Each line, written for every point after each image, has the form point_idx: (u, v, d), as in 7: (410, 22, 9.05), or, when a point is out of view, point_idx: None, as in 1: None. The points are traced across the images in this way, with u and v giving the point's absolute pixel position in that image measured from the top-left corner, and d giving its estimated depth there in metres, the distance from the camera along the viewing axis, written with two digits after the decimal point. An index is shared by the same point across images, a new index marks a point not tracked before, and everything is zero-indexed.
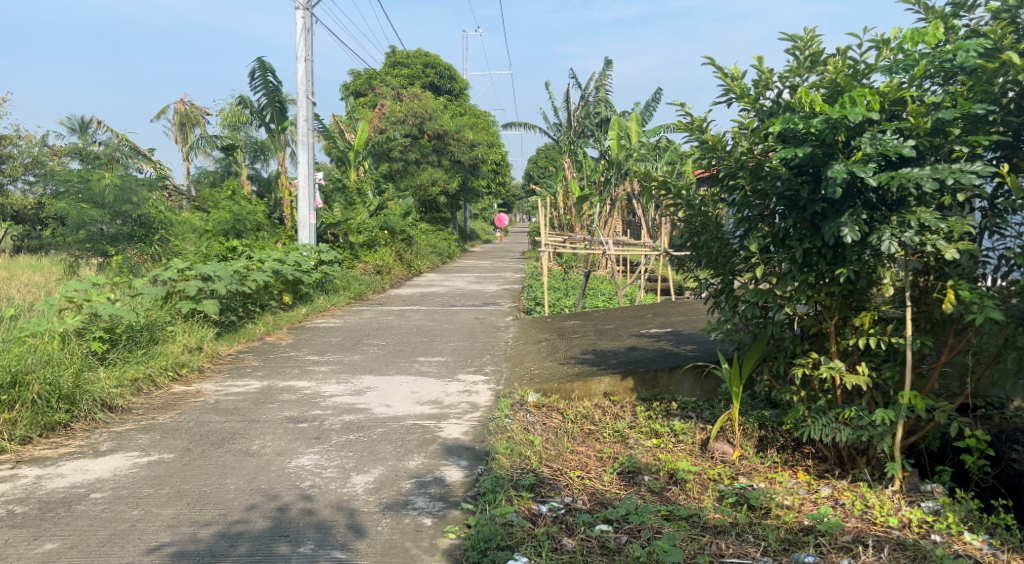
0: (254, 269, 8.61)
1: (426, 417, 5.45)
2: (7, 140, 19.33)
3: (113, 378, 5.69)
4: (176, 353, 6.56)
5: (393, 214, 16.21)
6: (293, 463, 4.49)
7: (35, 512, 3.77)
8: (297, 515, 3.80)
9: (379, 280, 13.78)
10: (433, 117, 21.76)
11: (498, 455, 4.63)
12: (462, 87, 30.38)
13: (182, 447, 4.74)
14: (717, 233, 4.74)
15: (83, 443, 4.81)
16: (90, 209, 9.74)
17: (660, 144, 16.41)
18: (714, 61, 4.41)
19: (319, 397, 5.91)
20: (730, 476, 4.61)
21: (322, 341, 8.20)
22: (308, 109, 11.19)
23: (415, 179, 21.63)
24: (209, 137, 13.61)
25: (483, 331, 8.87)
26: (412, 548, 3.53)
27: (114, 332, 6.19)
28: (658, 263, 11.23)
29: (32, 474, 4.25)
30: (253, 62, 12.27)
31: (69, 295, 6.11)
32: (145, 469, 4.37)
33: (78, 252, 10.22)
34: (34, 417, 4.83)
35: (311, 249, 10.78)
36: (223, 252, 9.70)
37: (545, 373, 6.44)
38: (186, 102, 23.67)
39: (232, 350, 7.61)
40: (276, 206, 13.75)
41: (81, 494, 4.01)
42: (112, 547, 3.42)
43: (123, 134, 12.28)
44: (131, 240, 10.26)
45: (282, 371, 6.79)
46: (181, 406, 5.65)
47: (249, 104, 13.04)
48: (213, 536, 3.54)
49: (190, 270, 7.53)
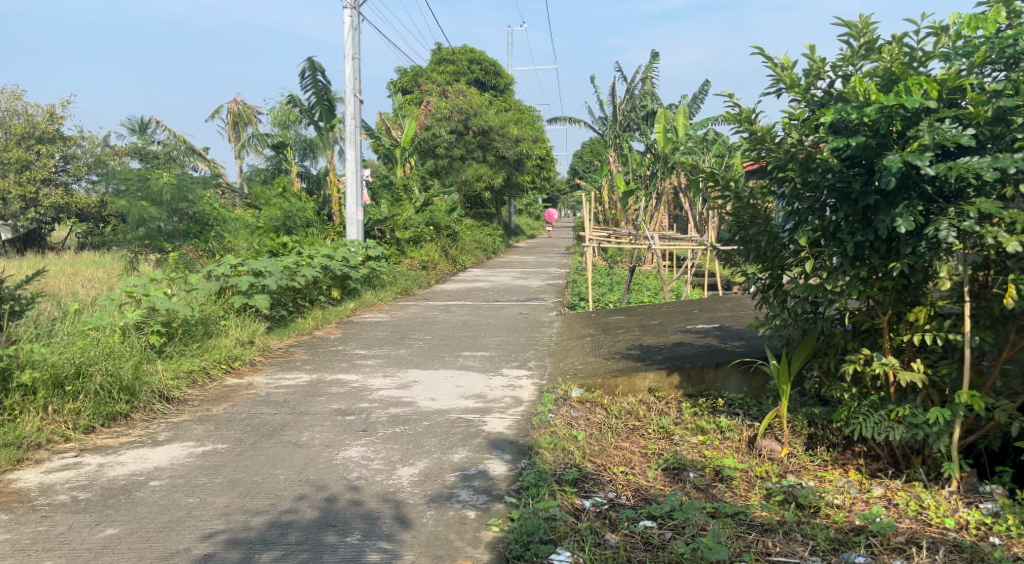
0: (304, 265, 8.80)
1: (470, 411, 5.50)
2: (71, 141, 20.18)
3: (170, 371, 5.89)
4: (229, 347, 6.76)
5: (438, 210, 16.35)
6: (340, 455, 4.59)
7: (98, 498, 3.93)
8: (344, 506, 3.89)
9: (424, 275, 13.91)
10: (478, 113, 21.85)
11: (542, 449, 4.65)
12: (507, 82, 30.42)
13: (235, 438, 4.88)
14: (766, 227, 4.66)
15: (142, 433, 5.00)
16: (149, 207, 10.07)
17: (707, 137, 16.18)
18: (763, 50, 4.35)
19: (366, 391, 6.01)
20: (777, 473, 4.54)
21: (368, 336, 8.33)
22: (356, 107, 11.35)
23: (460, 175, 21.74)
24: (261, 136, 13.94)
25: (527, 326, 8.90)
26: (455, 540, 3.58)
27: (170, 325, 6.40)
28: (705, 258, 11.06)
29: (95, 462, 4.44)
30: (303, 62, 12.50)
31: (129, 289, 6.34)
32: (200, 458, 4.53)
33: (138, 249, 10.59)
34: (97, 407, 5.04)
35: (358, 245, 10.93)
36: (274, 248, 9.93)
37: (589, 369, 6.43)
38: (238, 102, 24.31)
39: (282, 344, 7.79)
40: (325, 202, 13.99)
41: (140, 481, 4.17)
42: (169, 533, 3.55)
43: (180, 135, 12.67)
44: (187, 237, 10.57)
45: (330, 364, 6.93)
46: (234, 398, 5.82)
47: (298, 103, 13.29)
48: (264, 524, 3.65)
49: (242, 265, 7.72)
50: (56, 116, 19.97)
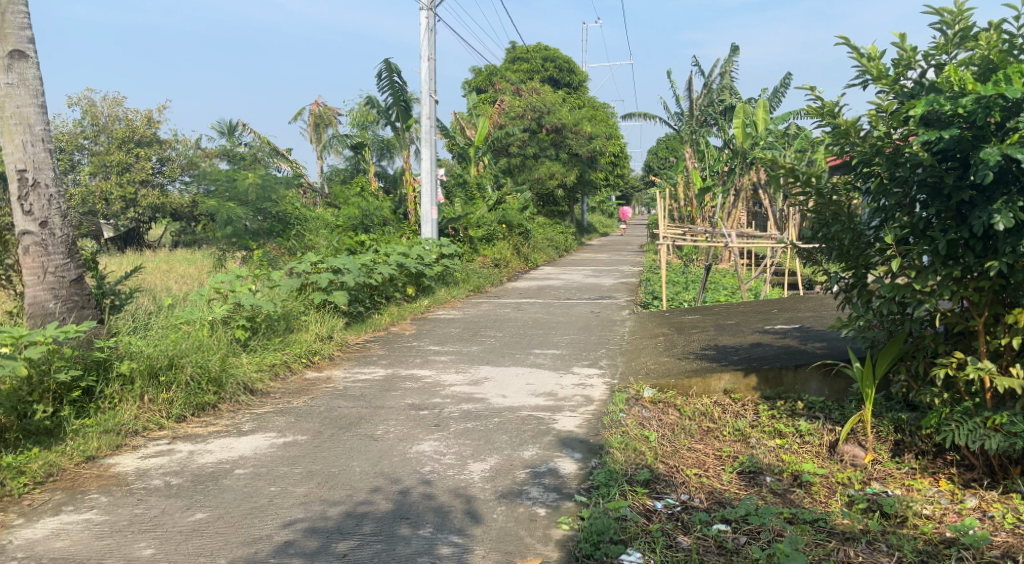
0: (380, 262, 9.01)
1: (541, 408, 5.51)
2: (166, 144, 21.26)
3: (254, 363, 6.14)
4: (309, 342, 6.99)
5: (511, 208, 16.44)
6: (413, 449, 4.68)
7: (188, 484, 4.12)
8: (417, 499, 3.96)
9: (496, 273, 14.02)
10: (552, 110, 21.85)
11: (613, 449, 4.62)
12: (582, 79, 30.29)
13: (314, 430, 5.04)
14: (850, 224, 4.48)
15: (228, 423, 5.22)
16: (236, 207, 10.43)
17: (788, 132, 15.70)
18: (848, 41, 4.20)
19: (438, 386, 6.11)
20: (861, 481, 4.37)
21: (442, 332, 8.46)
22: (431, 108, 11.53)
23: (533, 173, 21.80)
24: (340, 137, 14.34)
25: (599, 325, 8.85)
26: (525, 536, 3.60)
27: (255, 320, 6.67)
28: (785, 256, 10.74)
29: (185, 450, 4.66)
30: (381, 64, 12.77)
31: (217, 285, 6.62)
32: (282, 449, 4.69)
33: (226, 247, 11.07)
34: (187, 397, 5.29)
35: (432, 243, 11.10)
36: (352, 246, 10.21)
37: (663, 368, 6.34)
38: (320, 104, 25.05)
39: (359, 339, 8.00)
40: (400, 201, 14.28)
41: (227, 469, 4.36)
42: (253, 519, 3.69)
43: (265, 137, 13.18)
44: (272, 235, 10.97)
45: (404, 359, 7.07)
46: (314, 391, 6.01)
47: (376, 104, 13.60)
48: (341, 515, 3.75)
49: (322, 263, 7.96)
50: (153, 120, 21.09)
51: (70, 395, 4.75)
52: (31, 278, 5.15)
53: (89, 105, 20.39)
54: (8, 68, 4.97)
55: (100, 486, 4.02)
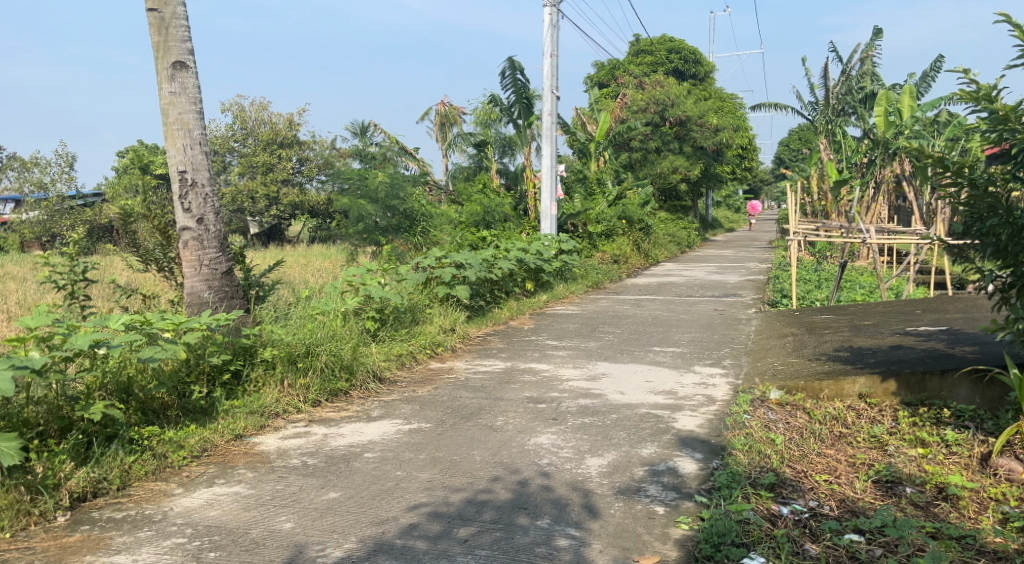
0: (501, 257, 9.18)
1: (661, 406, 5.44)
2: (305, 145, 22.56)
3: (382, 353, 6.43)
4: (433, 333, 7.23)
5: (632, 203, 16.26)
6: (532, 441, 4.75)
7: (323, 465, 4.38)
8: (535, 490, 4.02)
9: (616, 268, 13.92)
10: (677, 103, 21.40)
11: (736, 450, 4.50)
12: (709, 70, 29.43)
13: (437, 419, 5.22)
14: (1008, 218, 4.13)
15: (359, 408, 5.50)
16: (367, 205, 11.00)
17: (938, 119, 14.58)
18: (1010, 18, 3.88)
19: (556, 380, 6.16)
20: (1016, 497, 4.02)
21: (561, 327, 8.51)
22: (553, 104, 11.58)
23: (656, 167, 21.43)
24: (464, 135, 14.71)
25: (723, 323, 8.61)
26: (644, 534, 3.57)
27: (383, 312, 6.99)
28: (932, 253, 10.00)
29: (320, 433, 4.95)
30: (505, 62, 12.97)
31: (349, 279, 6.99)
32: (407, 435, 4.90)
33: (357, 242, 11.62)
34: (322, 383, 5.62)
35: (551, 238, 11.18)
36: (474, 241, 10.46)
37: (791, 369, 6.09)
38: (445, 103, 25.74)
39: (480, 332, 8.19)
40: (521, 197, 14.47)
41: (357, 452, 4.60)
42: (381, 501, 3.87)
43: (394, 137, 13.73)
44: (399, 231, 11.40)
45: (523, 353, 7.17)
46: (437, 381, 6.22)
47: (499, 101, 13.82)
48: (462, 501, 3.87)
49: (445, 257, 8.21)
50: (294, 123, 22.47)
51: (221, 377, 5.17)
52: (188, 270, 5.64)
53: (239, 110, 21.99)
54: (171, 77, 5.45)
55: (246, 462, 4.35)
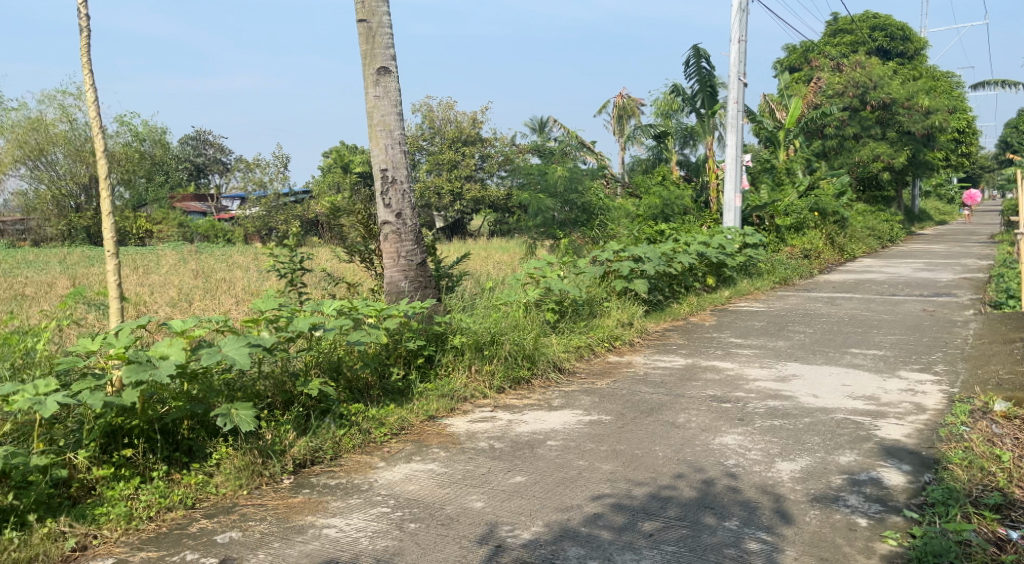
0: (681, 251, 9.00)
1: (860, 413, 5.09)
2: (487, 142, 23.38)
3: (562, 344, 6.56)
4: (611, 327, 7.26)
5: (826, 194, 15.25)
6: (717, 440, 4.64)
7: (509, 449, 4.55)
8: (723, 491, 3.93)
9: (807, 263, 13.13)
10: (880, 85, 19.78)
11: (951, 465, 4.12)
12: (919, 47, 26.81)
13: (618, 412, 5.24)
14: None
15: (540, 397, 5.64)
16: (546, 199, 11.20)
17: None
18: None
19: (742, 380, 5.95)
20: None
21: (745, 325, 8.19)
22: (740, 92, 11.14)
23: (854, 155, 19.91)
24: (644, 127, 14.53)
25: (932, 325, 7.86)
26: (844, 545, 3.38)
27: (562, 304, 7.18)
28: None
29: (505, 418, 5.15)
30: (690, 50, 12.65)
31: (530, 271, 7.19)
32: (588, 426, 4.96)
33: (536, 236, 11.87)
34: (506, 370, 5.84)
35: (735, 232, 10.78)
36: (653, 235, 10.34)
37: (1020, 380, 5.44)
38: (624, 94, 25.54)
39: (659, 327, 8.08)
40: (703, 190, 14.07)
41: (541, 439, 4.73)
42: (565, 488, 3.96)
43: (573, 131, 13.86)
44: (577, 225, 11.48)
45: (705, 350, 7.00)
46: (616, 374, 6.23)
47: (681, 91, 13.51)
48: (646, 496, 3.87)
49: (624, 251, 8.20)
50: (477, 121, 23.35)
51: (415, 361, 5.55)
52: (388, 261, 6.09)
53: (427, 110, 23.22)
54: (376, 82, 5.89)
55: (439, 442, 4.63)
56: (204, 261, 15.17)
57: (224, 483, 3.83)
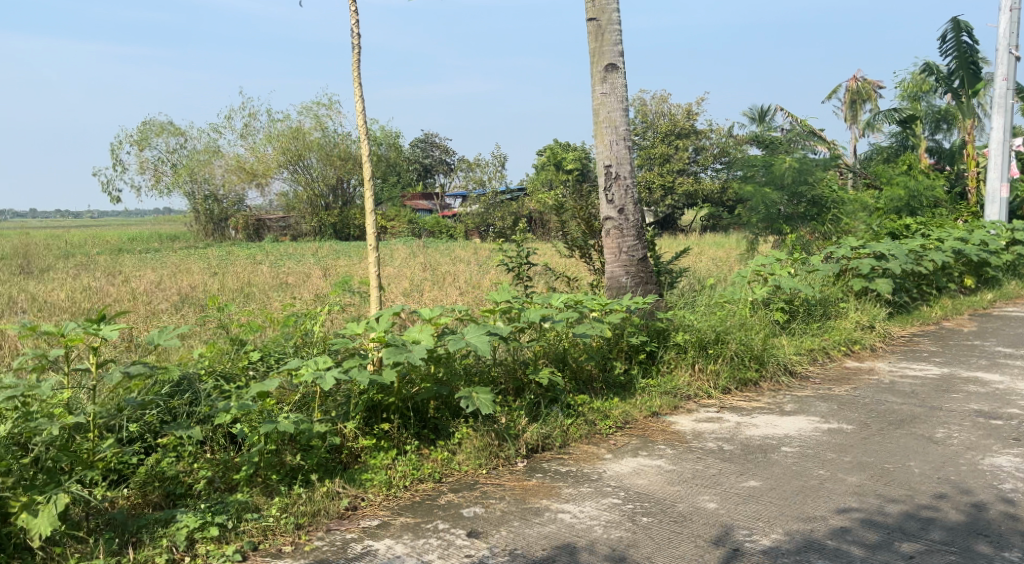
0: (932, 248, 8.09)
1: None
2: (703, 134, 22.75)
3: (793, 346, 6.18)
4: (849, 330, 6.70)
5: None
6: (986, 461, 4.10)
7: (740, 452, 4.36)
8: (998, 517, 3.46)
9: None
10: None
11: None
12: None
13: (861, 422, 4.82)
14: None
15: (771, 400, 5.34)
16: (772, 193, 10.60)
17: None
18: None
19: (1014, 395, 5.21)
20: None
21: (1015, 332, 7.15)
22: (1011, 66, 9.76)
23: None
24: (886, 112, 13.25)
25: None
26: None
27: (793, 303, 6.84)
28: None
29: (733, 420, 4.94)
30: (947, 23, 11.31)
31: (758, 268, 6.86)
32: (827, 435, 4.62)
33: (759, 232, 11.29)
34: (733, 371, 5.61)
35: (1000, 227, 9.49)
36: (896, 230, 9.40)
37: None
38: (860, 78, 23.49)
39: (906, 332, 7.32)
40: (958, 179, 12.54)
41: (774, 444, 4.48)
42: (806, 498, 3.71)
43: (803, 120, 12.99)
44: (806, 219, 10.62)
45: (964, 359, 6.22)
46: (856, 381, 5.74)
47: (934, 70, 12.13)
48: (902, 514, 3.52)
49: (864, 248, 7.53)
50: (692, 113, 22.70)
51: (638, 356, 5.53)
52: (609, 256, 6.11)
53: (642, 105, 23.06)
54: (603, 79, 5.93)
55: (665, 439, 4.56)
56: (432, 255, 16.25)
57: (465, 460, 4.10)
